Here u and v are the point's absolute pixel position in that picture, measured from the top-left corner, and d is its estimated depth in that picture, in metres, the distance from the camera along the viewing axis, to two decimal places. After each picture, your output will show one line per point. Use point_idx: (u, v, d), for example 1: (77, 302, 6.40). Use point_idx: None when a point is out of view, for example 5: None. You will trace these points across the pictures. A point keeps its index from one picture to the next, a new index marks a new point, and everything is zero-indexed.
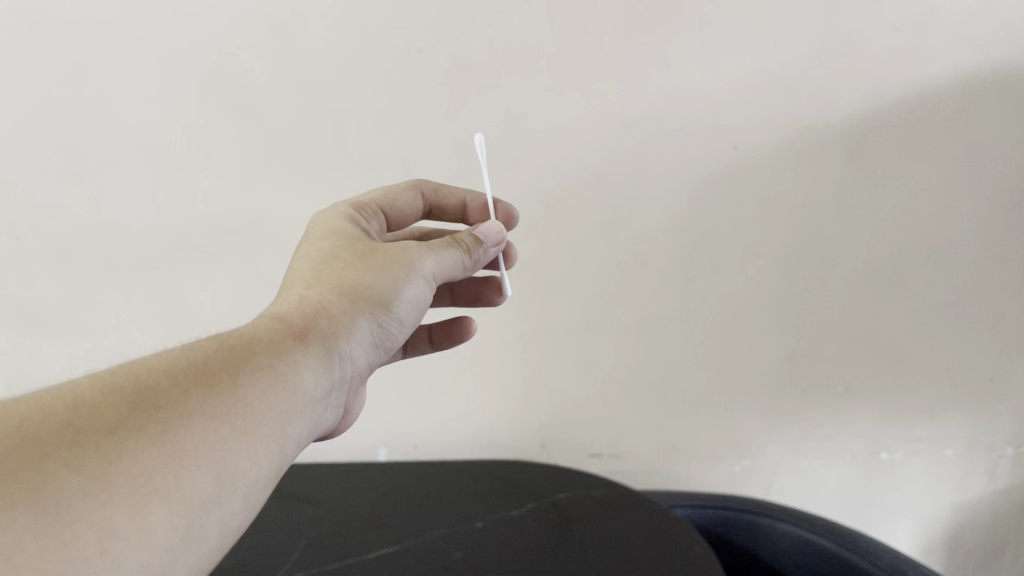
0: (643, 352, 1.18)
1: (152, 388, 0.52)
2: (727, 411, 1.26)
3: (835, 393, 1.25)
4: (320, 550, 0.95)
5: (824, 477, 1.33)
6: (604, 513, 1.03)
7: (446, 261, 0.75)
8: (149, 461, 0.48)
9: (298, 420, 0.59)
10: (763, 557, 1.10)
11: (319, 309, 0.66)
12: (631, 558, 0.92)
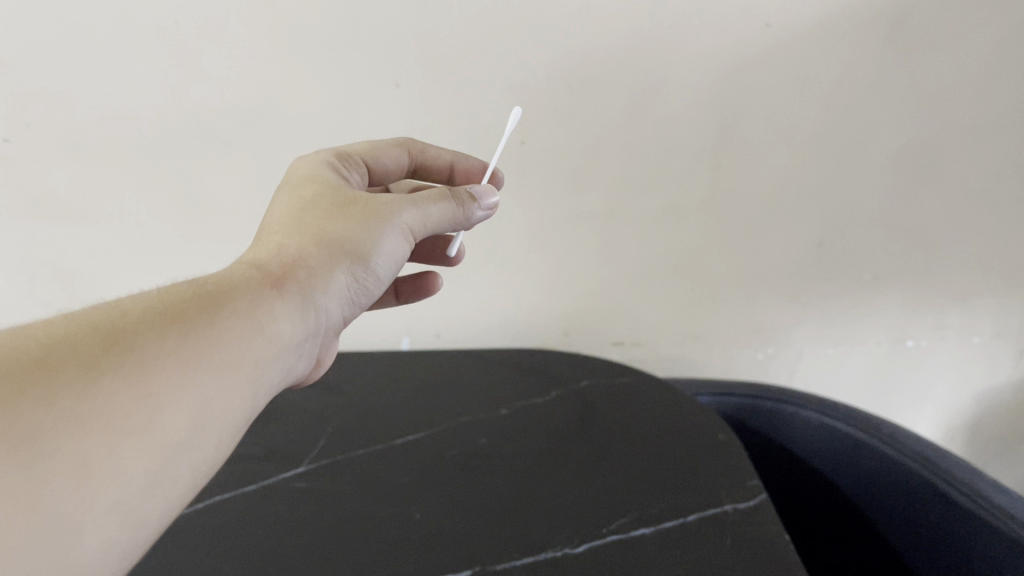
0: (668, 240, 1.16)
1: (128, 327, 0.48)
2: (751, 300, 1.25)
3: (862, 281, 1.23)
4: (346, 437, 0.96)
5: (848, 364, 1.33)
6: (627, 401, 1.03)
7: (430, 216, 0.72)
8: (124, 399, 0.45)
9: (270, 367, 0.57)
10: (783, 442, 1.10)
11: (297, 256, 0.63)
12: (654, 443, 0.93)
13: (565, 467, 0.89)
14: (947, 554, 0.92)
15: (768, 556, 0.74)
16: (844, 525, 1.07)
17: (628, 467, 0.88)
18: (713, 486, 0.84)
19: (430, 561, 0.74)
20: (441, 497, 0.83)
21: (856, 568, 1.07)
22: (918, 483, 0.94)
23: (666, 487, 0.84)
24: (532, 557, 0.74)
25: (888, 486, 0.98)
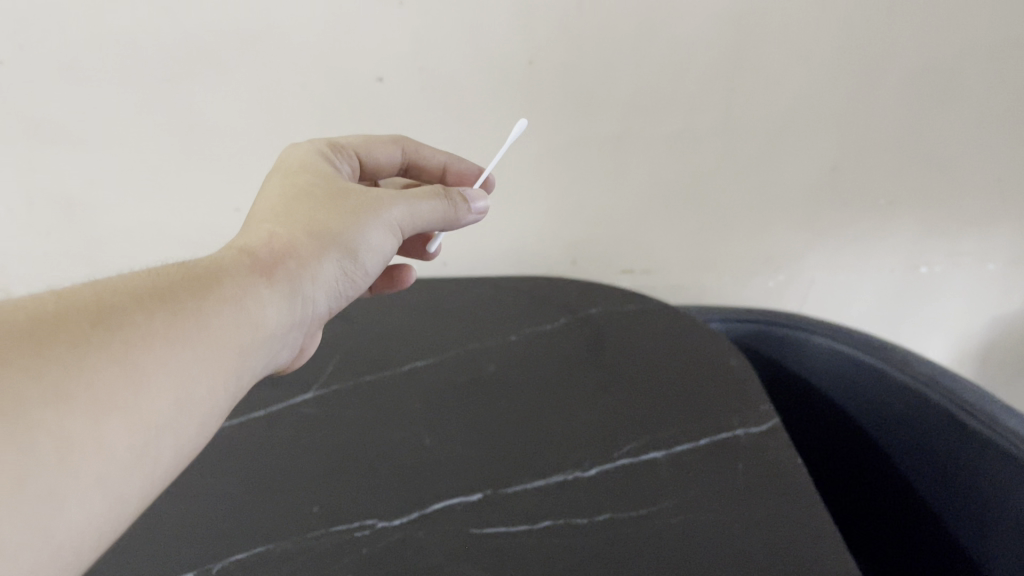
0: (679, 165, 1.13)
1: (117, 304, 0.47)
2: (763, 226, 1.23)
3: (876, 207, 1.20)
4: (355, 363, 0.95)
5: (860, 291, 1.31)
6: (638, 328, 1.02)
7: (419, 214, 0.71)
8: (112, 375, 0.43)
9: (254, 353, 0.55)
10: (793, 367, 1.10)
11: (289, 245, 0.62)
12: (664, 369, 0.92)
13: (575, 393, 0.88)
14: (952, 477, 0.92)
15: (779, 479, 0.74)
16: (851, 450, 1.07)
17: (637, 393, 0.87)
18: (723, 411, 0.84)
19: (439, 484, 0.73)
20: (450, 422, 0.83)
21: (862, 491, 1.07)
22: (928, 407, 0.93)
23: (675, 413, 0.84)
24: (541, 480, 0.74)
25: (897, 410, 0.97)
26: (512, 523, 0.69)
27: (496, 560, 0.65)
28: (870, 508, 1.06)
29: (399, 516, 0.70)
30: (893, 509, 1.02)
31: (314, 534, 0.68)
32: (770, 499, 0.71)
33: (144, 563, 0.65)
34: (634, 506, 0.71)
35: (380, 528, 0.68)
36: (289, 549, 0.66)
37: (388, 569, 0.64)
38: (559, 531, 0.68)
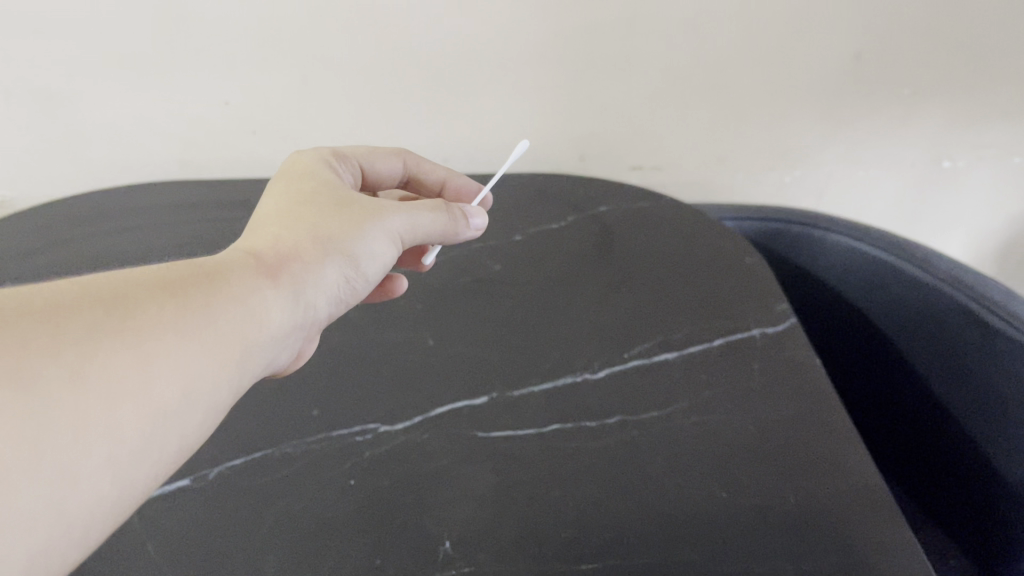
0: (695, 52, 1.06)
1: (124, 288, 0.42)
2: (781, 119, 1.16)
3: (900, 97, 1.14)
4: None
5: (878, 187, 1.26)
6: (651, 225, 0.98)
7: (423, 226, 0.61)
8: (124, 363, 0.39)
9: (254, 356, 0.47)
10: (803, 259, 1.02)
11: (294, 246, 0.53)
12: (677, 267, 0.88)
13: (584, 293, 0.84)
14: (965, 386, 0.86)
15: (798, 380, 0.71)
16: (860, 347, 1.01)
17: (647, 292, 0.84)
18: (737, 309, 0.80)
19: (444, 387, 0.71)
20: (454, 321, 0.80)
21: (868, 387, 1.02)
22: (945, 309, 0.86)
23: (685, 307, 0.81)
24: (549, 383, 0.71)
25: (912, 310, 0.91)
26: (519, 427, 0.66)
27: (504, 465, 0.63)
28: (874, 403, 1.02)
29: (402, 420, 0.67)
30: (899, 408, 0.98)
31: (316, 440, 0.65)
32: (789, 401, 0.69)
33: None
34: (646, 408, 0.68)
35: (383, 433, 0.66)
36: (290, 455, 0.64)
37: (392, 475, 0.62)
38: (569, 435, 0.66)
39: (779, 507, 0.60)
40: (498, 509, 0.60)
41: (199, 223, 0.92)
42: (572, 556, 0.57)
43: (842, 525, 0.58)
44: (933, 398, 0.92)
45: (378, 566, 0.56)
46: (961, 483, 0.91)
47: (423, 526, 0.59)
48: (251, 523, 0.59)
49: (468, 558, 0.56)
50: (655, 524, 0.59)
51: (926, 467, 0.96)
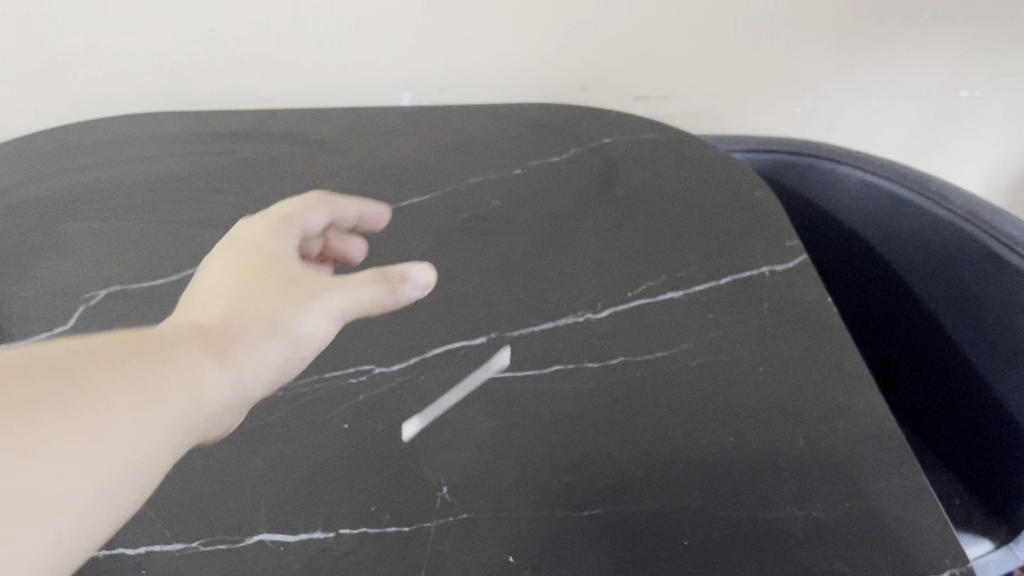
0: None
1: (61, 351, 0.35)
2: (793, 44, 1.11)
3: (919, 22, 1.08)
4: (348, 189, 0.83)
5: (891, 117, 1.22)
6: (663, 158, 0.89)
7: (355, 302, 0.50)
8: (52, 421, 0.32)
9: (187, 444, 0.38)
10: (811, 188, 0.94)
11: (229, 331, 0.43)
12: (686, 203, 0.83)
13: (588, 226, 0.80)
14: (984, 333, 0.80)
15: (809, 320, 0.68)
16: (868, 283, 0.95)
17: (655, 225, 0.79)
18: (746, 245, 0.76)
19: (439, 328, 0.68)
20: (451, 263, 0.75)
21: (875, 323, 0.96)
22: (969, 251, 0.79)
23: (698, 251, 0.76)
24: (549, 323, 0.68)
25: (931, 249, 0.84)
26: (518, 369, 0.64)
27: (503, 408, 0.61)
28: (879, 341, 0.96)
29: (397, 362, 0.65)
30: (907, 348, 0.92)
31: (308, 383, 0.63)
32: (799, 341, 0.66)
33: None
34: (648, 348, 0.65)
35: (378, 376, 0.64)
36: (282, 398, 0.61)
37: (387, 419, 0.60)
38: (570, 377, 0.63)
39: (788, 452, 0.57)
40: (497, 454, 0.58)
41: (186, 164, 0.85)
42: (574, 502, 0.55)
43: (853, 470, 0.56)
44: (946, 343, 0.86)
45: (374, 514, 0.54)
46: (963, 432, 0.86)
47: (419, 472, 0.57)
48: (243, 470, 0.57)
49: (466, 505, 0.55)
50: (659, 468, 0.57)
51: (928, 412, 0.91)
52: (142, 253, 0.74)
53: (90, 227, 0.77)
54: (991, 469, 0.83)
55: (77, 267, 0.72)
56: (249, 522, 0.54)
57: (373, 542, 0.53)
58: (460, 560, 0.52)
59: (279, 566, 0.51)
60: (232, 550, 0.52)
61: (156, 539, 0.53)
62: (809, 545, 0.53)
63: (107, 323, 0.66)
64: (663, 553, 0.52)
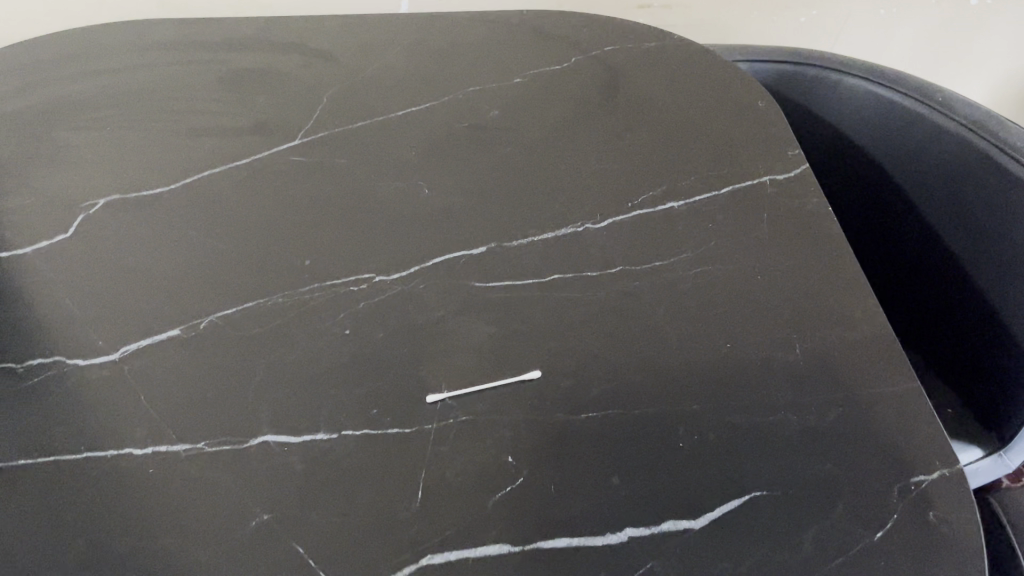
0: None
1: None
2: None
3: None
4: (345, 89, 0.77)
5: (901, 26, 1.19)
6: (677, 69, 0.82)
7: None
8: None
9: None
10: (814, 97, 0.92)
11: None
12: (693, 111, 0.77)
13: (595, 131, 0.75)
14: (983, 246, 0.79)
15: (817, 228, 0.66)
16: (863, 195, 0.94)
17: (666, 131, 0.75)
18: (761, 153, 0.72)
19: (438, 233, 0.66)
20: (451, 168, 0.71)
21: (872, 240, 0.95)
22: (971, 164, 0.78)
23: (710, 162, 0.71)
24: (550, 234, 0.65)
25: (930, 160, 0.82)
26: (519, 278, 0.63)
27: (503, 315, 0.60)
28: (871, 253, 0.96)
29: (398, 270, 0.63)
30: (903, 262, 0.91)
31: (308, 290, 0.62)
32: (803, 249, 0.65)
33: (127, 318, 0.60)
34: (649, 258, 0.64)
35: (378, 285, 0.62)
36: (282, 304, 0.61)
37: (387, 325, 0.60)
38: (572, 285, 0.62)
39: (783, 359, 0.58)
40: (495, 359, 0.58)
41: (182, 65, 0.79)
42: (571, 406, 0.56)
43: (849, 375, 0.57)
44: (942, 255, 0.85)
45: (375, 418, 0.55)
46: (962, 343, 0.85)
47: (420, 377, 0.57)
48: (243, 374, 0.57)
49: (466, 408, 0.55)
50: (656, 373, 0.57)
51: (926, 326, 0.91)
52: (140, 160, 0.71)
53: (84, 130, 0.73)
54: (983, 379, 0.83)
55: (73, 175, 0.69)
56: (252, 425, 0.55)
57: (374, 445, 0.54)
58: (459, 462, 0.53)
59: (283, 467, 0.53)
60: (236, 452, 0.53)
61: (162, 440, 0.54)
62: (802, 448, 0.54)
63: (102, 239, 0.65)
64: (658, 455, 0.54)
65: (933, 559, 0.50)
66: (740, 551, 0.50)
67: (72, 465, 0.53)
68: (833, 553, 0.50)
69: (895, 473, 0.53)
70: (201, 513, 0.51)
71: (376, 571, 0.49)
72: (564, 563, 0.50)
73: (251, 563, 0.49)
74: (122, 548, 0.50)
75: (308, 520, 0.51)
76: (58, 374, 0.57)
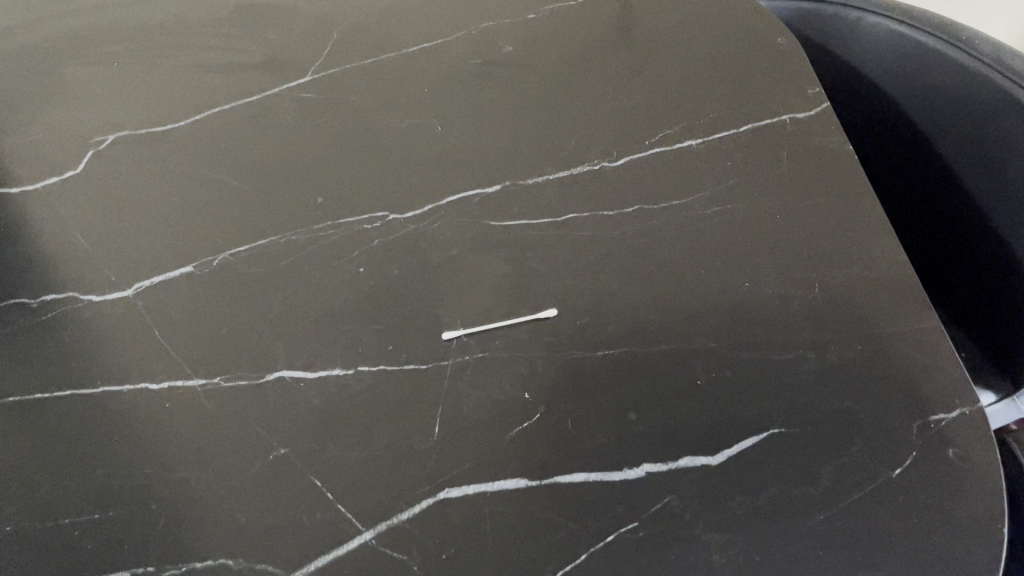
0: None
1: None
2: None
3: None
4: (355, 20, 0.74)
5: None
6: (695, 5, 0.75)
7: None
8: None
9: None
10: (830, 28, 0.86)
11: None
12: (716, 48, 0.71)
13: (613, 62, 0.71)
14: (1001, 196, 0.75)
15: (845, 166, 0.63)
16: (874, 134, 0.88)
17: (688, 61, 0.70)
18: (790, 86, 0.68)
19: (450, 172, 0.64)
20: (466, 104, 0.68)
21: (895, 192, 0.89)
22: (992, 107, 0.72)
23: (732, 97, 0.67)
24: (565, 173, 0.63)
25: (948, 102, 0.77)
26: (534, 218, 0.61)
27: (518, 253, 0.59)
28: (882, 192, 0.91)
29: (411, 210, 0.62)
30: (930, 213, 0.86)
31: (321, 228, 0.61)
32: (828, 188, 0.62)
33: (140, 255, 0.60)
34: (666, 197, 0.61)
35: (391, 223, 0.61)
36: (295, 241, 0.60)
37: (401, 262, 0.59)
38: (589, 224, 0.60)
39: (803, 296, 0.57)
40: (511, 297, 0.57)
41: None
42: (588, 343, 0.55)
43: (871, 313, 0.56)
44: (969, 206, 0.80)
45: (391, 354, 0.54)
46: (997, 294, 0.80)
47: (435, 314, 0.56)
48: (258, 311, 0.57)
49: (482, 346, 0.55)
50: (673, 311, 0.56)
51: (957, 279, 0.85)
52: (149, 97, 0.69)
53: (92, 65, 0.71)
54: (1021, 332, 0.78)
55: (82, 111, 0.68)
56: (268, 361, 0.54)
57: (390, 381, 0.53)
58: (477, 398, 0.53)
59: (299, 403, 0.53)
60: (253, 387, 0.53)
61: (178, 375, 0.54)
62: (821, 385, 0.53)
63: (111, 176, 0.64)
64: (676, 393, 0.53)
65: (950, 495, 0.50)
66: (757, 487, 0.50)
67: (89, 398, 0.53)
68: (850, 490, 0.50)
69: (914, 411, 0.52)
70: (218, 446, 0.51)
71: (395, 504, 0.49)
72: (581, 498, 0.50)
73: (269, 496, 0.50)
74: (141, 480, 0.51)
75: (326, 453, 0.51)
76: (74, 309, 0.57)
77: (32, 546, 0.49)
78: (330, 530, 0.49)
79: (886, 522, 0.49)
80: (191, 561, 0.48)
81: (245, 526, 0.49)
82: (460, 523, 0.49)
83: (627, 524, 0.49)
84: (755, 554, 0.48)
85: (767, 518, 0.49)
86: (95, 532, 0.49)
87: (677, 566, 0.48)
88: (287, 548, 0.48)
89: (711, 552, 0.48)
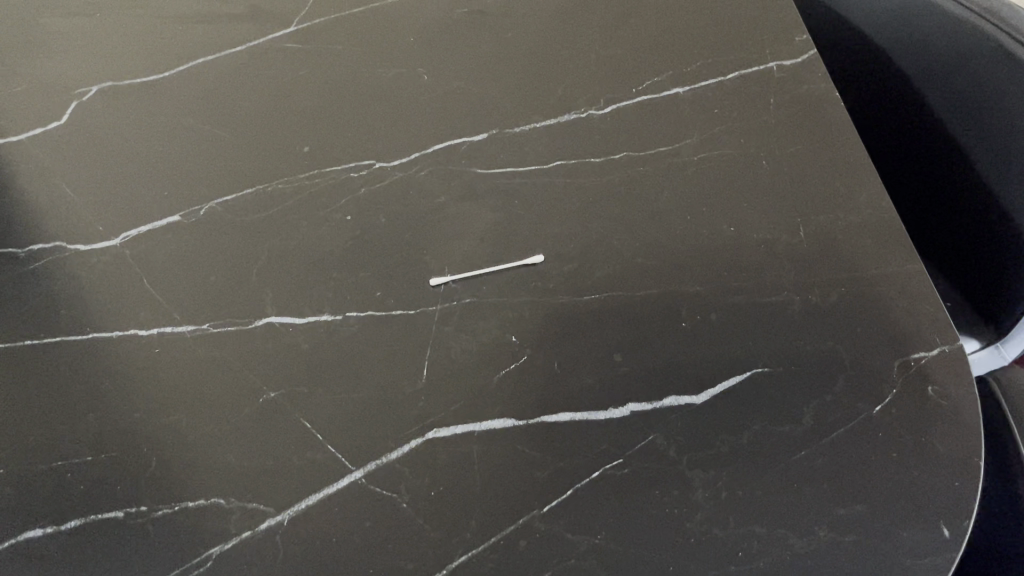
0: None
1: None
2: None
3: None
4: None
5: None
6: None
7: None
8: None
9: None
10: None
11: None
12: None
13: (603, 7, 0.69)
14: (991, 147, 0.73)
15: (832, 112, 0.62)
16: (868, 89, 0.87)
17: (679, 5, 0.69)
18: (784, 33, 0.66)
19: (437, 121, 0.63)
20: (454, 54, 0.67)
21: (888, 149, 0.88)
22: (977, 58, 0.71)
23: (723, 43, 0.66)
24: (552, 120, 0.63)
25: (937, 52, 0.75)
26: (520, 164, 0.61)
27: (504, 200, 0.59)
28: (875, 144, 0.89)
29: (398, 156, 0.61)
30: (922, 170, 0.84)
31: (308, 176, 0.61)
32: (813, 132, 0.62)
33: (127, 204, 0.60)
34: (651, 143, 0.61)
35: (378, 171, 0.61)
36: (281, 189, 0.60)
37: (388, 209, 0.59)
38: (575, 170, 0.60)
39: (787, 240, 0.57)
40: (498, 243, 0.57)
41: None
42: (575, 288, 0.56)
43: (855, 254, 0.56)
44: (959, 164, 0.78)
45: (380, 300, 0.55)
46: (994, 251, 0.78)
47: (423, 260, 0.57)
48: (247, 259, 0.57)
49: (470, 291, 0.55)
50: (659, 256, 0.57)
51: (954, 235, 0.84)
52: (130, 46, 0.67)
53: (70, 15, 0.69)
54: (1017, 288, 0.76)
55: (63, 61, 0.67)
56: (256, 307, 0.55)
57: (378, 326, 0.54)
58: (464, 341, 0.53)
59: (288, 347, 0.53)
60: (240, 333, 0.54)
61: (167, 321, 0.54)
62: (804, 325, 0.54)
63: (97, 125, 0.64)
64: (661, 334, 0.54)
65: (929, 432, 0.51)
66: (741, 425, 0.51)
67: (80, 345, 0.54)
68: (831, 427, 0.51)
69: (896, 349, 0.53)
70: (208, 391, 0.52)
71: (384, 444, 0.50)
72: (567, 436, 0.51)
73: (259, 438, 0.50)
74: (132, 424, 0.51)
75: (315, 397, 0.52)
76: (61, 257, 0.58)
77: (28, 489, 0.50)
78: (321, 470, 0.49)
79: (865, 455, 0.50)
80: (183, 501, 0.49)
81: (236, 467, 0.50)
82: (449, 461, 0.50)
83: (612, 461, 0.50)
84: (738, 489, 0.49)
85: (751, 453, 0.50)
86: (89, 474, 0.50)
87: (662, 501, 0.49)
88: (278, 487, 0.49)
89: (696, 487, 0.49)
